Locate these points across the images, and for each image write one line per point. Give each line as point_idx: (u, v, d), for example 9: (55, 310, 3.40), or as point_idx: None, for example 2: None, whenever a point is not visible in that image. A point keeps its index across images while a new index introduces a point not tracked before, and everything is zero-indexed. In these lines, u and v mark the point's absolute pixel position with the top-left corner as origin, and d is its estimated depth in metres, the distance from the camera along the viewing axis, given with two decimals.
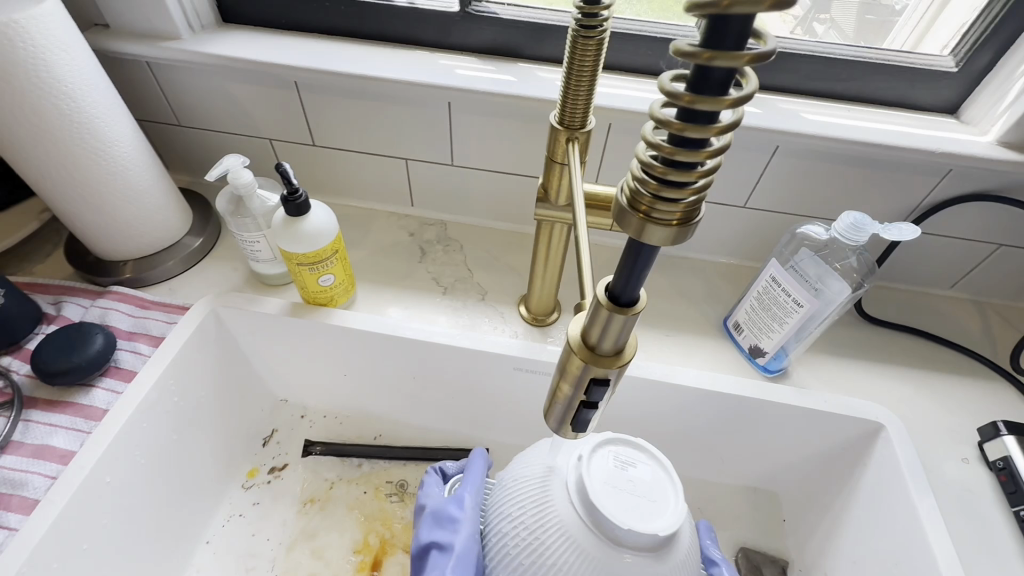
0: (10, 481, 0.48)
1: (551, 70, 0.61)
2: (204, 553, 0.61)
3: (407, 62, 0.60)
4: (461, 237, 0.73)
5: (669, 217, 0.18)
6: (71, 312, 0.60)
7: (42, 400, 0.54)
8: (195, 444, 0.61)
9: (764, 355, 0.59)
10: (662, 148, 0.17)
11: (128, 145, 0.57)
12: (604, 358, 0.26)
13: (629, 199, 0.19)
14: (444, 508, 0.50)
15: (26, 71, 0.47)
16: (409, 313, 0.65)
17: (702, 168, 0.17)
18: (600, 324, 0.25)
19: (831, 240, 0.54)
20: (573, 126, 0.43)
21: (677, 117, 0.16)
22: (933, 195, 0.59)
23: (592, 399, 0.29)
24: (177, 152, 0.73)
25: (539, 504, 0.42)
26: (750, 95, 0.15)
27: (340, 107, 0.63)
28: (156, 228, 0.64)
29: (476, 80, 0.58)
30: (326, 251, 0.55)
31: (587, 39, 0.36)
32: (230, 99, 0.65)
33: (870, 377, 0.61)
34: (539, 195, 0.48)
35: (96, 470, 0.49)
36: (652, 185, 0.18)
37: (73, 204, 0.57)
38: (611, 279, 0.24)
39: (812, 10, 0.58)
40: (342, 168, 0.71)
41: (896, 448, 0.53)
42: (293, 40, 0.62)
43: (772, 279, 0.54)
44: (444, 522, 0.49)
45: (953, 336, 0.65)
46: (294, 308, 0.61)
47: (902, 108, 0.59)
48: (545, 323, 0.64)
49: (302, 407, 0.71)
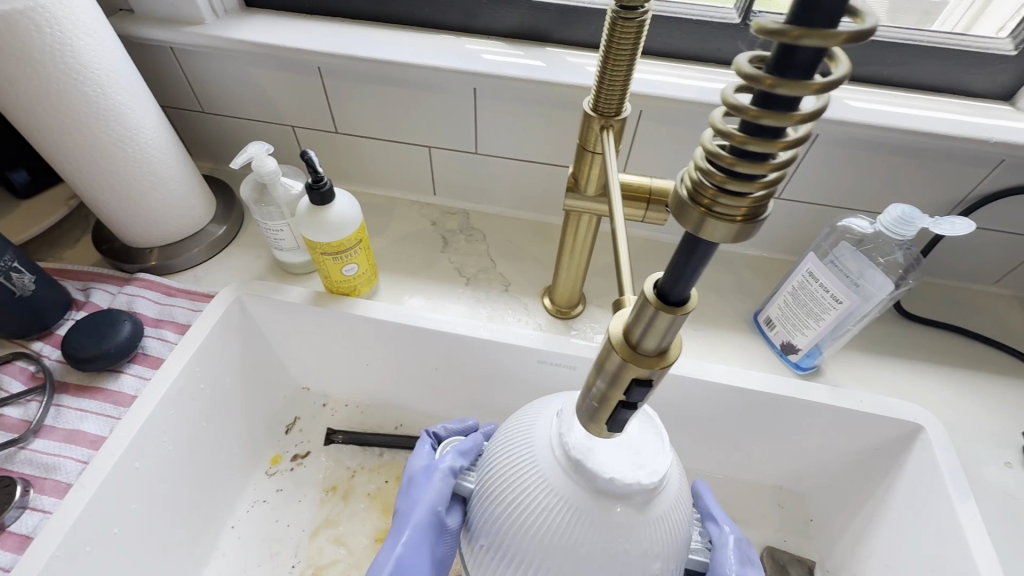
0: (44, 465, 0.49)
1: (580, 55, 0.59)
2: (228, 537, 0.62)
3: (431, 46, 0.59)
4: (484, 226, 0.72)
5: (733, 213, 0.17)
6: (100, 299, 0.61)
7: (73, 385, 0.54)
8: (220, 431, 0.61)
9: (797, 352, 0.57)
10: (733, 138, 0.16)
11: (153, 133, 0.57)
12: (646, 358, 0.25)
13: (690, 191, 0.18)
14: (416, 475, 0.50)
15: (53, 57, 0.46)
16: (431, 303, 0.64)
17: (774, 160, 0.16)
18: (645, 322, 0.23)
19: (874, 233, 0.51)
20: (608, 113, 0.41)
21: (752, 104, 0.15)
22: (983, 187, 0.56)
23: (631, 400, 0.27)
24: (201, 139, 0.73)
25: (499, 486, 0.38)
26: (839, 80, 0.14)
27: (363, 94, 0.62)
28: (180, 216, 0.64)
29: (504, 64, 0.57)
30: (350, 240, 0.55)
31: (627, 21, 0.35)
32: (253, 85, 0.64)
33: (907, 376, 0.58)
34: (569, 184, 0.47)
35: (126, 455, 0.50)
36: (718, 177, 0.16)
37: (101, 192, 0.57)
38: (659, 275, 0.23)
39: None
40: (365, 155, 0.70)
41: (936, 450, 0.51)
42: (316, 25, 0.61)
43: (808, 274, 0.52)
44: (410, 490, 0.49)
45: (996, 335, 0.62)
46: (318, 297, 0.61)
47: (952, 94, 0.56)
48: (569, 315, 0.63)
49: (325, 395, 0.71)
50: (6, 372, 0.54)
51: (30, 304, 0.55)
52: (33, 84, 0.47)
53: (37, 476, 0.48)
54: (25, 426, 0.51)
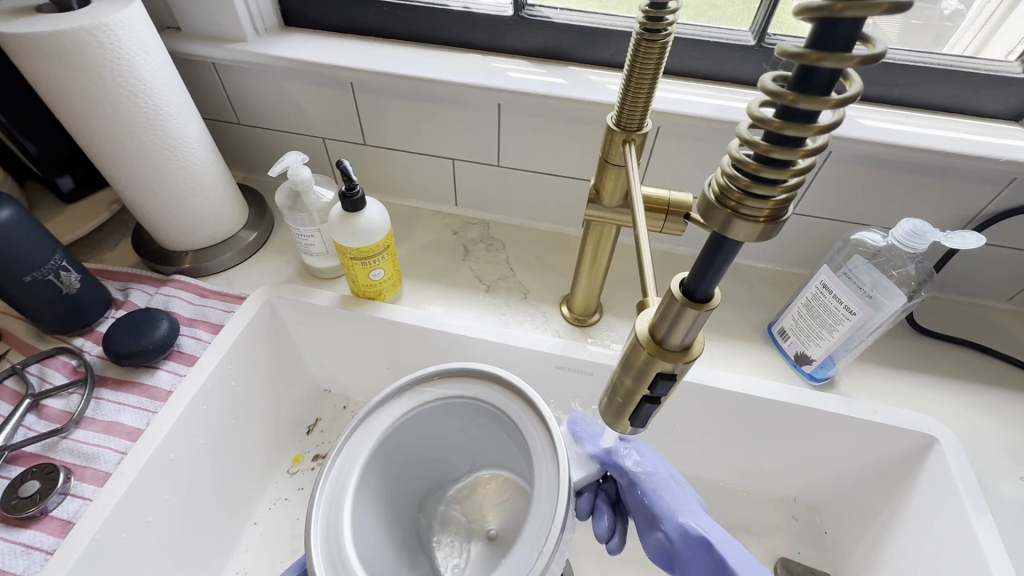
0: (85, 455, 0.51)
1: (601, 73, 0.61)
2: (250, 533, 0.63)
3: (459, 64, 0.62)
4: (503, 236, 0.75)
5: (757, 214, 0.19)
6: (138, 298, 0.63)
7: (111, 380, 0.57)
8: (246, 428, 0.63)
9: (810, 363, 0.58)
10: (758, 146, 0.17)
11: (195, 141, 0.60)
12: (671, 353, 0.27)
13: (717, 195, 0.20)
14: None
15: (112, 71, 0.50)
16: (452, 309, 0.66)
17: (795, 167, 0.18)
18: (672, 318, 0.25)
19: (887, 247, 0.53)
20: (629, 128, 0.43)
21: (776, 116, 0.17)
22: (994, 205, 0.58)
23: (655, 394, 0.29)
24: (235, 149, 0.77)
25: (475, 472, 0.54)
26: (855, 96, 0.16)
27: (393, 108, 0.65)
28: (215, 221, 0.67)
29: (529, 82, 0.59)
30: (378, 246, 0.57)
31: (651, 43, 0.37)
32: (287, 98, 0.67)
33: (923, 390, 0.59)
34: (591, 195, 0.49)
35: (161, 446, 0.52)
36: (743, 181, 0.18)
37: (145, 197, 0.60)
38: (685, 274, 0.25)
39: None
40: (391, 166, 0.73)
41: (951, 462, 0.52)
42: (350, 43, 0.65)
43: (822, 286, 0.54)
44: None
45: (1012, 350, 0.63)
46: (345, 301, 0.63)
47: (963, 114, 0.58)
48: (586, 323, 0.65)
49: (345, 398, 0.73)
50: (50, 366, 0.57)
51: (75, 301, 0.58)
52: (91, 94, 0.50)
53: (78, 465, 0.50)
54: (67, 418, 0.53)
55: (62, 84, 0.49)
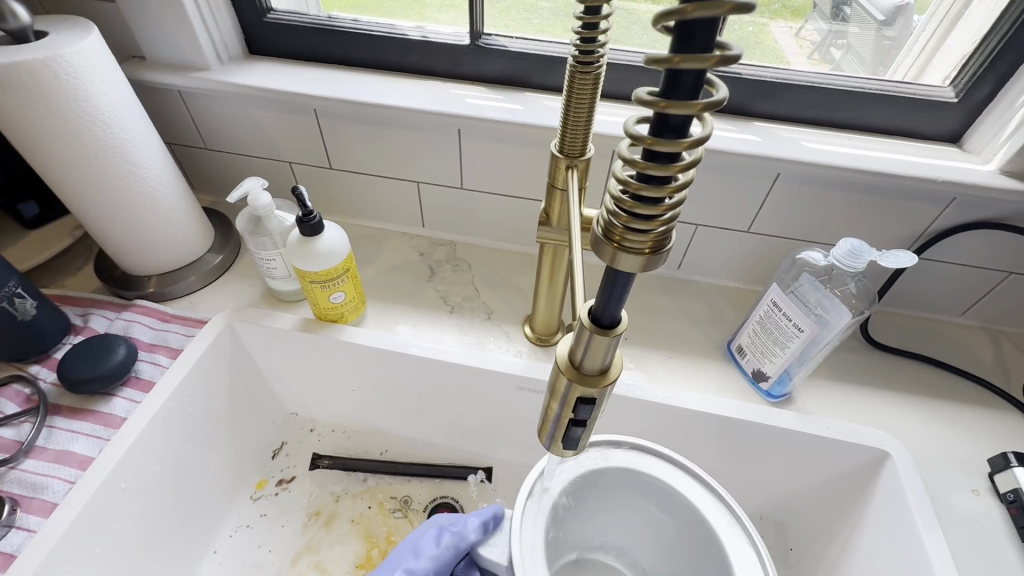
0: (32, 485, 0.50)
1: (556, 99, 0.63)
2: (211, 562, 0.62)
3: (419, 90, 0.63)
4: (470, 257, 0.75)
5: (640, 246, 0.20)
6: (97, 324, 0.63)
7: (65, 408, 0.56)
8: (207, 455, 0.63)
9: (767, 380, 0.59)
10: (631, 184, 0.18)
11: (157, 167, 0.61)
12: (589, 377, 0.27)
13: (604, 229, 0.21)
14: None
15: (68, 101, 0.51)
16: (416, 330, 0.67)
17: (668, 202, 0.19)
18: (583, 343, 0.26)
19: (830, 266, 0.54)
20: (572, 154, 0.44)
21: (642, 156, 0.18)
22: (938, 222, 0.60)
23: (580, 417, 0.29)
24: (203, 174, 0.77)
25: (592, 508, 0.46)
26: (707, 137, 0.17)
27: (356, 132, 0.66)
28: (179, 246, 0.67)
29: (485, 108, 0.61)
30: (337, 269, 0.58)
31: (584, 74, 0.39)
32: (253, 124, 0.68)
33: (876, 405, 0.60)
34: (541, 218, 0.50)
35: (112, 475, 0.51)
36: (623, 217, 0.19)
37: (104, 223, 0.61)
38: (592, 302, 0.25)
39: (829, 36, 0.61)
40: (357, 189, 0.74)
41: (901, 476, 0.52)
42: (313, 71, 0.66)
43: (773, 304, 0.55)
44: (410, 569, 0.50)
45: (964, 364, 0.64)
46: (307, 324, 0.64)
47: (904, 136, 0.60)
48: (549, 342, 0.65)
49: (311, 421, 0.73)
50: (3, 395, 0.56)
51: (30, 329, 0.57)
52: (47, 123, 0.51)
53: (25, 496, 0.50)
54: (17, 447, 0.53)
55: (18, 112, 0.50)
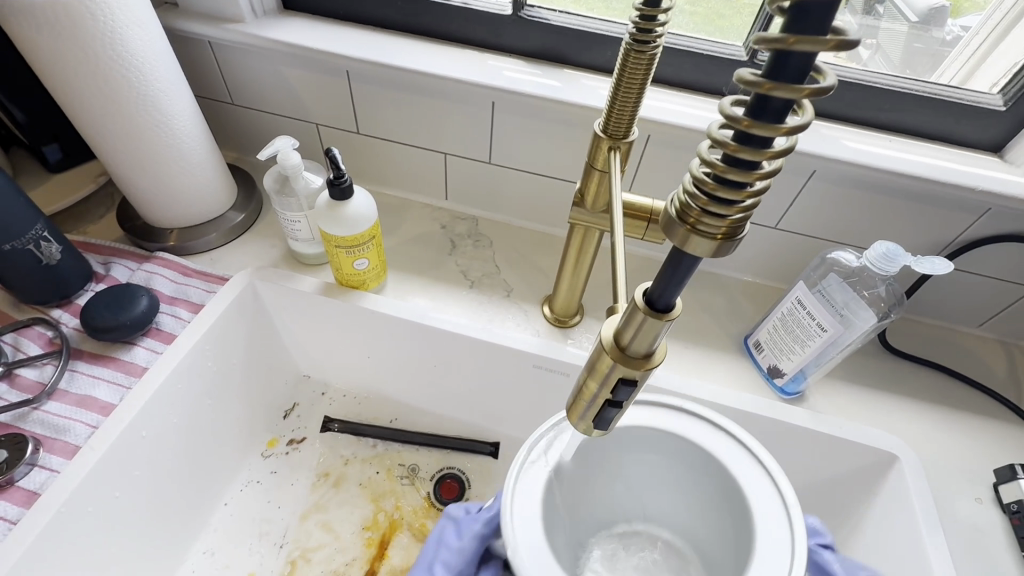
0: (55, 426, 0.51)
1: (596, 78, 0.62)
2: (221, 513, 0.64)
3: (456, 59, 0.62)
4: (492, 233, 0.75)
5: (715, 231, 0.20)
6: (119, 273, 0.63)
7: (87, 353, 0.57)
8: (223, 410, 0.64)
9: (782, 376, 0.59)
10: (717, 167, 0.18)
11: (186, 117, 0.60)
12: (633, 360, 0.28)
13: (678, 211, 0.20)
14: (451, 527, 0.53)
15: (102, 43, 0.50)
16: (435, 301, 0.67)
17: (750, 188, 0.19)
18: (634, 326, 0.26)
19: (860, 267, 0.54)
20: (616, 135, 0.44)
21: (733, 139, 0.18)
22: (968, 233, 0.59)
23: (617, 398, 0.30)
24: (229, 130, 0.76)
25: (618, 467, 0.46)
26: (806, 124, 0.17)
27: (388, 98, 0.65)
28: (202, 201, 0.67)
29: (522, 82, 0.60)
30: (364, 235, 0.58)
31: (640, 53, 0.38)
32: (283, 82, 0.67)
33: (887, 409, 0.61)
34: (575, 199, 0.50)
35: (133, 423, 0.52)
36: (702, 200, 0.19)
37: (130, 171, 0.60)
38: (649, 284, 0.25)
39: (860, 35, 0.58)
40: (384, 156, 0.73)
41: (908, 479, 0.53)
42: (349, 31, 0.65)
43: (797, 301, 0.55)
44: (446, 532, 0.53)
45: (976, 375, 0.65)
46: (328, 288, 0.64)
47: (944, 142, 0.59)
48: (566, 324, 0.65)
49: (324, 384, 0.74)
50: (26, 336, 0.57)
51: (53, 273, 0.57)
52: (81, 65, 0.50)
53: (48, 437, 0.50)
54: (40, 388, 0.53)
55: (52, 52, 0.49)
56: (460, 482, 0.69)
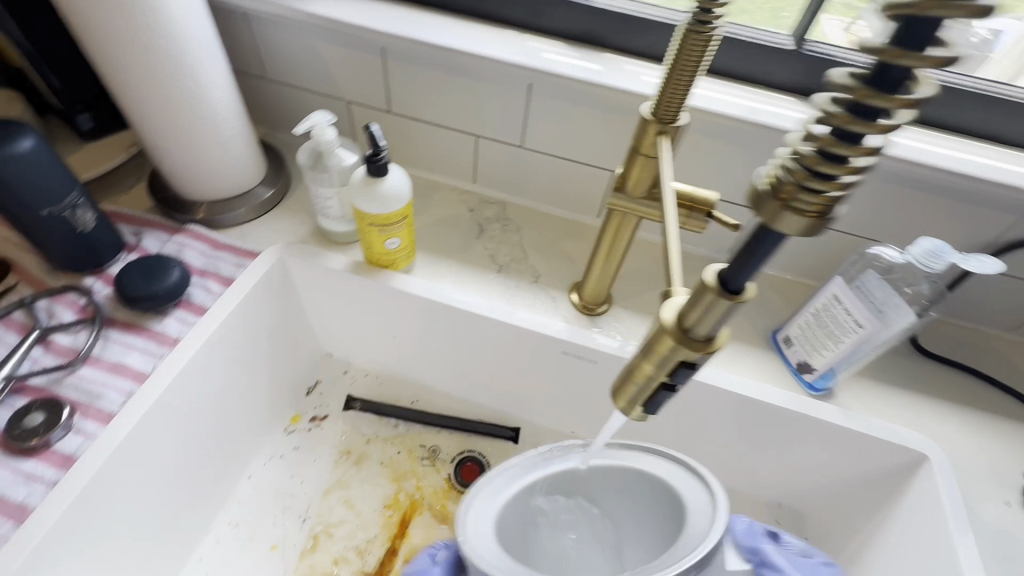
0: (89, 392, 0.51)
1: (636, 62, 0.61)
2: (245, 486, 0.65)
3: (495, 39, 0.61)
4: (519, 219, 0.75)
5: (808, 208, 0.19)
6: (150, 244, 0.63)
7: (120, 322, 0.57)
8: (249, 384, 0.64)
9: (812, 372, 0.59)
10: (821, 139, 0.18)
11: (222, 89, 0.60)
12: (695, 342, 0.27)
13: (769, 186, 0.20)
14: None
15: (146, 9, 0.49)
16: (462, 284, 0.67)
17: (853, 164, 0.18)
18: (700, 307, 0.26)
19: (904, 264, 0.52)
20: (665, 119, 0.43)
21: (844, 111, 0.18)
22: (1010, 234, 0.58)
23: (673, 380, 0.30)
24: (259, 104, 0.76)
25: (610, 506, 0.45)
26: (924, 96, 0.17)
27: (423, 77, 0.65)
28: (233, 175, 0.66)
29: (562, 65, 0.59)
30: (397, 215, 0.57)
31: (699, 35, 0.37)
32: (317, 57, 0.67)
33: (916, 409, 0.60)
34: (616, 184, 0.49)
35: (168, 391, 0.53)
36: (800, 174, 0.19)
37: (165, 141, 0.60)
38: (722, 266, 0.25)
39: None
40: (414, 136, 0.73)
41: (938, 480, 0.53)
42: (386, 7, 0.64)
43: (833, 297, 0.54)
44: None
45: (1008, 379, 0.64)
46: (357, 266, 0.64)
47: (991, 140, 0.58)
48: (594, 312, 0.65)
49: (346, 363, 0.75)
50: (60, 302, 0.57)
51: (87, 240, 0.57)
52: (123, 31, 0.50)
53: (83, 402, 0.51)
54: (75, 354, 0.54)
55: (94, 16, 0.49)
56: (481, 465, 0.70)
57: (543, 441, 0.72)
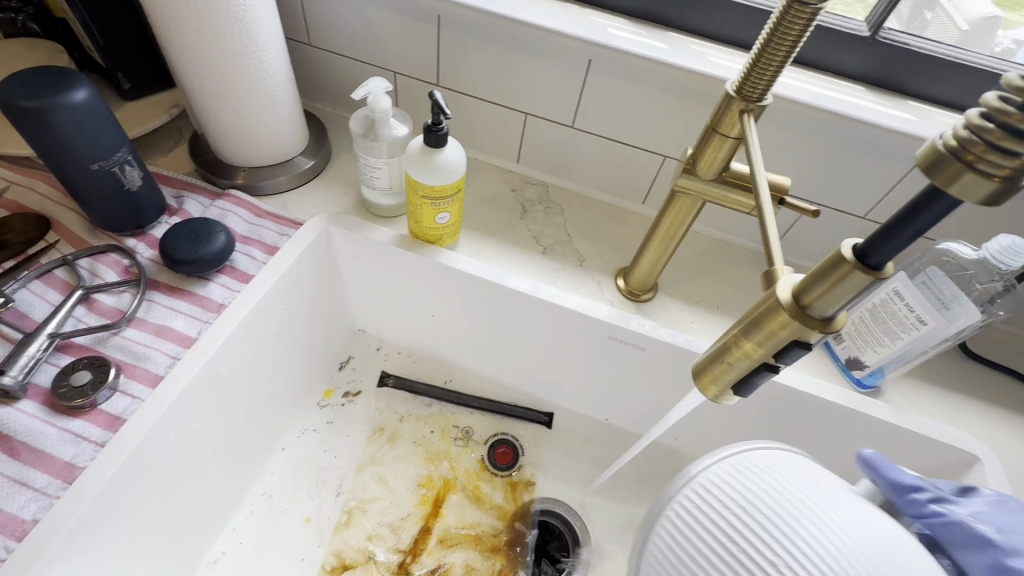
0: (135, 353, 0.50)
1: (700, 43, 0.59)
2: (278, 458, 0.65)
3: (555, 12, 0.60)
4: (562, 201, 0.73)
5: (996, 171, 0.18)
6: (192, 208, 0.62)
7: (164, 285, 0.56)
8: (288, 355, 0.63)
9: (863, 368, 0.58)
10: None
11: (275, 51, 0.58)
12: (812, 320, 0.26)
13: (950, 148, 0.19)
14: None
15: None
16: (506, 264, 0.66)
17: None
18: (831, 284, 0.25)
19: (979, 260, 0.52)
20: (750, 98, 0.42)
21: None
22: None
23: (779, 361, 0.29)
24: (301, 71, 0.74)
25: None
26: None
27: (478, 49, 0.63)
28: (277, 141, 0.65)
29: (625, 42, 0.58)
30: (451, 188, 0.56)
31: (801, 9, 0.35)
32: (368, 24, 0.65)
33: (963, 410, 0.59)
34: (686, 165, 0.48)
35: (216, 357, 0.52)
36: (994, 133, 0.17)
37: (212, 102, 0.58)
38: (861, 240, 0.24)
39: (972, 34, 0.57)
40: (460, 111, 0.71)
41: (991, 482, 0.52)
42: None
43: (894, 292, 0.53)
44: None
45: None
46: (402, 240, 0.62)
47: None
48: (639, 298, 0.64)
49: (379, 340, 0.73)
50: (102, 262, 0.56)
51: (133, 200, 0.56)
52: None
53: (128, 363, 0.50)
54: (119, 314, 0.53)
55: None
56: (514, 449, 0.69)
57: (576, 427, 0.71)
